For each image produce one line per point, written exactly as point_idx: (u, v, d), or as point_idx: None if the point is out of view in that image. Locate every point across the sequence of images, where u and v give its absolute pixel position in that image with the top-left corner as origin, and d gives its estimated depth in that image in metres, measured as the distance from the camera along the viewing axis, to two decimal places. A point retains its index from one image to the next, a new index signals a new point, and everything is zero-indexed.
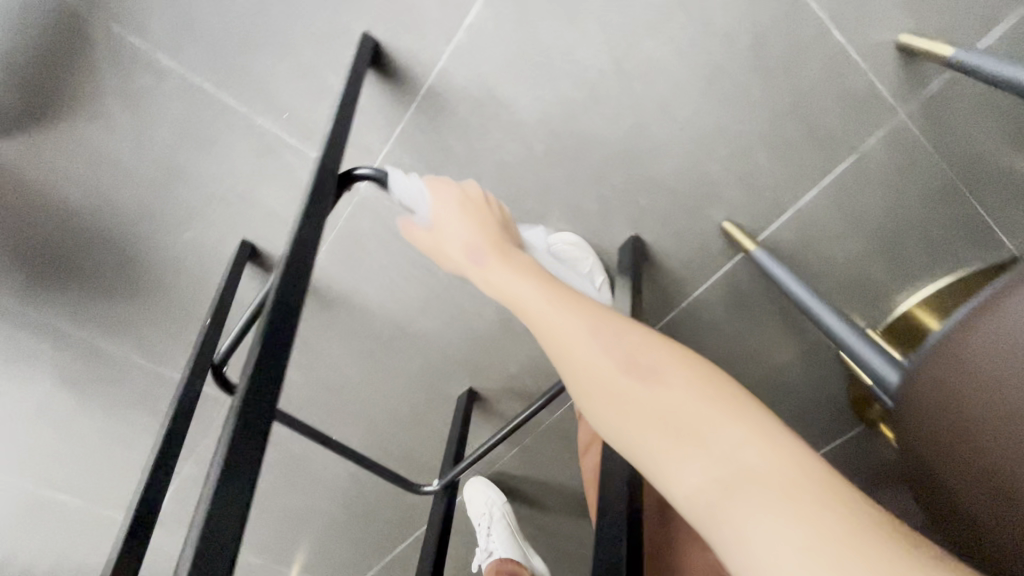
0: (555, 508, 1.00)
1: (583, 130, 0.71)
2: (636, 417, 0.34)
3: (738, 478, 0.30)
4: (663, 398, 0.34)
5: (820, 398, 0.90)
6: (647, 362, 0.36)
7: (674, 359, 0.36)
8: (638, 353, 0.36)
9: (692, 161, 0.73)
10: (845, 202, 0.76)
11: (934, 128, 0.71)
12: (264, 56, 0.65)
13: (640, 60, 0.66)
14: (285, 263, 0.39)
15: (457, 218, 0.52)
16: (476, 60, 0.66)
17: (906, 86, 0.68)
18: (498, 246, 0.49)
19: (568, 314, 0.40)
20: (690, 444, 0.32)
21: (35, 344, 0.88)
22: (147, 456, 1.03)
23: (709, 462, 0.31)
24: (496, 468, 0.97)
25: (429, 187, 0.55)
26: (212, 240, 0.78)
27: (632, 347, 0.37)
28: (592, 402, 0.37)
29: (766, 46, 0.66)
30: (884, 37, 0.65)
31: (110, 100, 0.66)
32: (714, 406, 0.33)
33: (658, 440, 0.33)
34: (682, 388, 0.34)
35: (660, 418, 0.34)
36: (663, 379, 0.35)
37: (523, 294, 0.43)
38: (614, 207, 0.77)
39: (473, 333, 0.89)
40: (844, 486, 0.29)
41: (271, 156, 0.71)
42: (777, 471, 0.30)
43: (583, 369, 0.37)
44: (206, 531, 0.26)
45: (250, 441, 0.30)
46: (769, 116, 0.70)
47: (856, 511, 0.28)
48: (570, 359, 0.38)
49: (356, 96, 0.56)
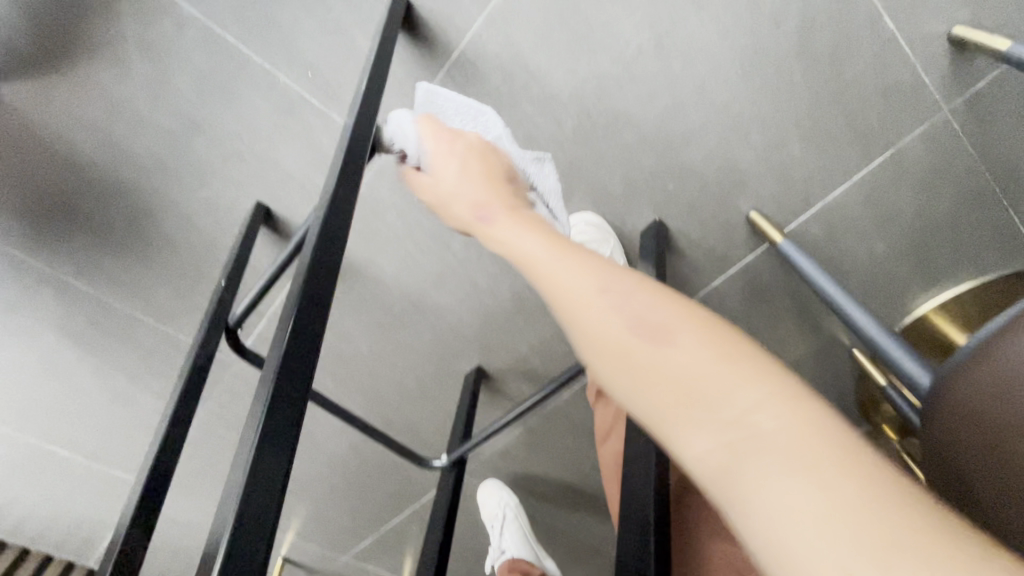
0: (556, 491, 1.00)
1: (615, 108, 0.69)
2: (639, 383, 0.27)
3: (762, 447, 0.24)
4: (667, 354, 0.27)
5: (829, 396, 0.90)
6: (649, 312, 0.29)
7: (682, 313, 0.29)
8: (645, 306, 0.29)
9: (725, 147, 0.71)
10: (877, 198, 0.74)
11: (978, 127, 0.68)
12: (292, 8, 0.62)
13: (681, 38, 0.64)
14: (316, 223, 0.38)
15: (449, 164, 0.44)
16: (511, 27, 0.63)
17: (954, 82, 0.66)
18: (505, 199, 0.41)
19: (564, 262, 0.32)
20: (701, 414, 0.26)
21: (41, 296, 0.86)
22: (150, 414, 1.03)
23: (722, 432, 0.25)
24: (500, 448, 0.96)
25: (423, 126, 0.47)
26: (227, 200, 0.76)
27: (633, 300, 0.29)
28: (582, 355, 0.30)
29: (813, 31, 0.63)
30: (937, 28, 0.63)
31: (131, 46, 0.64)
32: (729, 363, 0.26)
33: (661, 403, 0.27)
34: (697, 351, 0.27)
35: (663, 378, 0.27)
36: (672, 333, 0.28)
37: (525, 246, 0.35)
38: (640, 190, 0.75)
39: (485, 311, 0.88)
40: (886, 465, 0.23)
41: (291, 116, 0.69)
42: (806, 446, 0.23)
43: (573, 319, 0.30)
44: (243, 508, 0.26)
45: (284, 414, 0.29)
46: (809, 105, 0.68)
47: (905, 494, 0.22)
48: (569, 317, 0.30)
49: (388, 56, 0.54)
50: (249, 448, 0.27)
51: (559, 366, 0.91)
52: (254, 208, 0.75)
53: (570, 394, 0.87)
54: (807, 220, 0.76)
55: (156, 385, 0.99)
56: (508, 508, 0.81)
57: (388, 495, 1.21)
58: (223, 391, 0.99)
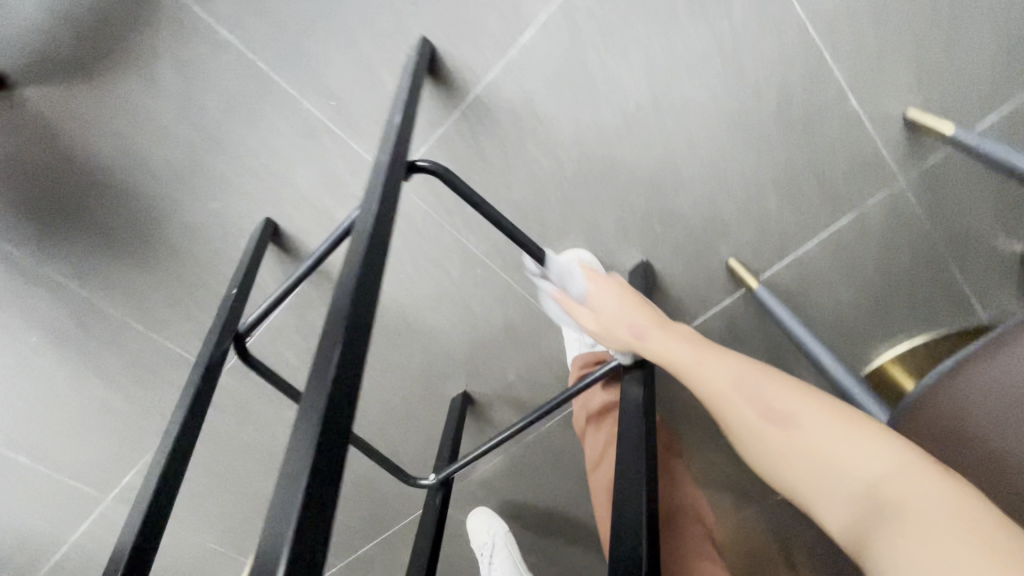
0: (533, 522, 1.01)
1: (613, 156, 0.75)
2: (793, 460, 0.41)
3: (878, 489, 0.38)
4: (800, 432, 0.42)
5: None
6: (783, 404, 0.44)
7: (806, 403, 0.43)
8: (775, 402, 0.44)
9: (710, 198, 0.78)
10: (843, 254, 0.82)
11: (928, 195, 0.78)
12: (324, 42, 0.67)
13: (676, 99, 0.71)
14: (355, 240, 0.42)
15: (612, 299, 0.60)
16: (524, 76, 0.69)
17: (909, 156, 0.75)
18: (652, 316, 0.56)
19: (713, 369, 0.49)
20: (832, 475, 0.40)
21: (29, 296, 0.85)
22: (125, 423, 1.01)
23: (845, 485, 0.39)
24: (480, 475, 0.97)
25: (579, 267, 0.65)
26: (237, 213, 0.79)
27: (772, 399, 0.44)
28: (743, 440, 0.45)
29: (791, 102, 0.71)
30: (896, 109, 0.71)
31: (165, 64, 0.69)
32: (845, 432, 0.41)
33: (800, 468, 0.41)
34: (819, 430, 0.41)
35: (802, 450, 0.41)
36: (801, 419, 0.42)
37: (677, 353, 0.52)
38: (631, 232, 0.81)
39: (477, 336, 0.91)
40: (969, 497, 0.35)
41: (312, 139, 0.73)
42: (903, 481, 0.37)
43: (733, 413, 0.46)
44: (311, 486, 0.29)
45: (336, 408, 0.33)
46: (784, 166, 0.76)
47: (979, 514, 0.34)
48: (725, 409, 0.46)
49: (416, 94, 0.59)
50: (314, 437, 0.31)
51: (544, 394, 0.94)
52: (263, 223, 0.78)
53: (555, 422, 0.90)
54: (781, 270, 0.83)
55: (137, 392, 0.98)
56: (496, 536, 0.83)
57: (360, 520, 1.20)
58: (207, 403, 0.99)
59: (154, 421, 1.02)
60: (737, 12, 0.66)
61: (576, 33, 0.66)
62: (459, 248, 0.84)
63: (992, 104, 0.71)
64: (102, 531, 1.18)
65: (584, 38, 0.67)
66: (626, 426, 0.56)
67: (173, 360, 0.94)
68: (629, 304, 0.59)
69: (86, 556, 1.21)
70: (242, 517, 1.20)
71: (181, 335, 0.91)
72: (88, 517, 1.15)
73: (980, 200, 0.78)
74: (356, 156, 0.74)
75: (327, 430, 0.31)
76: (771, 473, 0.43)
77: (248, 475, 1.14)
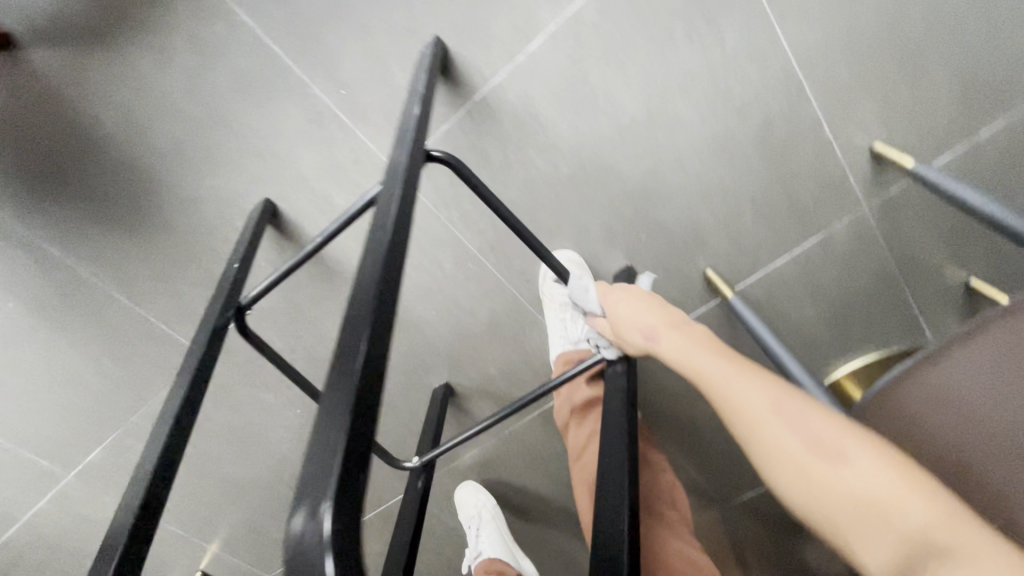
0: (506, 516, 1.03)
1: (606, 165, 0.79)
2: (834, 496, 0.40)
3: (924, 534, 0.37)
4: (844, 469, 0.40)
5: None
6: (828, 440, 0.42)
7: (858, 444, 0.41)
8: (820, 433, 0.42)
9: (693, 211, 0.83)
10: (810, 272, 0.88)
11: (888, 223, 0.85)
12: (339, 33, 0.70)
13: (668, 115, 0.76)
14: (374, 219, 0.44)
15: (635, 305, 0.57)
16: (529, 83, 0.73)
17: (872, 186, 0.82)
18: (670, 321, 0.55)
19: (746, 390, 0.46)
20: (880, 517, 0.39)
21: (9, 262, 0.84)
22: (96, 398, 0.99)
23: (890, 528, 0.38)
24: (457, 465, 0.99)
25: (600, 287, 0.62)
26: (237, 192, 0.80)
27: (814, 427, 0.43)
28: (778, 469, 0.43)
29: (772, 127, 0.77)
30: (863, 142, 0.78)
31: (179, 39, 0.70)
32: (895, 473, 0.39)
33: (839, 506, 0.40)
34: (870, 469, 0.40)
35: (844, 489, 0.40)
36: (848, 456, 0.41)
37: (708, 367, 0.49)
38: (618, 238, 0.85)
39: (463, 329, 0.94)
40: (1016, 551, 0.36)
41: (318, 125, 0.75)
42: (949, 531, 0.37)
43: (769, 441, 0.43)
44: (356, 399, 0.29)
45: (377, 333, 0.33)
46: (762, 187, 0.82)
47: None
48: (758, 433, 0.44)
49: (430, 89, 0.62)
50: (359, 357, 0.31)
51: (524, 389, 0.98)
52: (262, 203, 0.79)
53: (534, 416, 0.93)
54: (753, 283, 0.89)
55: (112, 367, 0.96)
56: (484, 510, 0.90)
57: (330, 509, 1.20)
58: None
59: (126, 398, 1.00)
60: (728, 39, 0.71)
61: (580, 46, 0.71)
62: (453, 242, 0.87)
63: (949, 145, 0.78)
64: (59, 511, 1.14)
65: (587, 51, 0.71)
66: (611, 416, 0.59)
67: (154, 335, 0.93)
68: (657, 310, 0.56)
69: (38, 537, 1.17)
70: (208, 502, 1.18)
71: (166, 311, 0.90)
72: (46, 494, 1.12)
73: (933, 231, 0.86)
74: (361, 144, 0.76)
75: (370, 359, 0.31)
76: (807, 508, 0.42)
77: (219, 459, 1.13)
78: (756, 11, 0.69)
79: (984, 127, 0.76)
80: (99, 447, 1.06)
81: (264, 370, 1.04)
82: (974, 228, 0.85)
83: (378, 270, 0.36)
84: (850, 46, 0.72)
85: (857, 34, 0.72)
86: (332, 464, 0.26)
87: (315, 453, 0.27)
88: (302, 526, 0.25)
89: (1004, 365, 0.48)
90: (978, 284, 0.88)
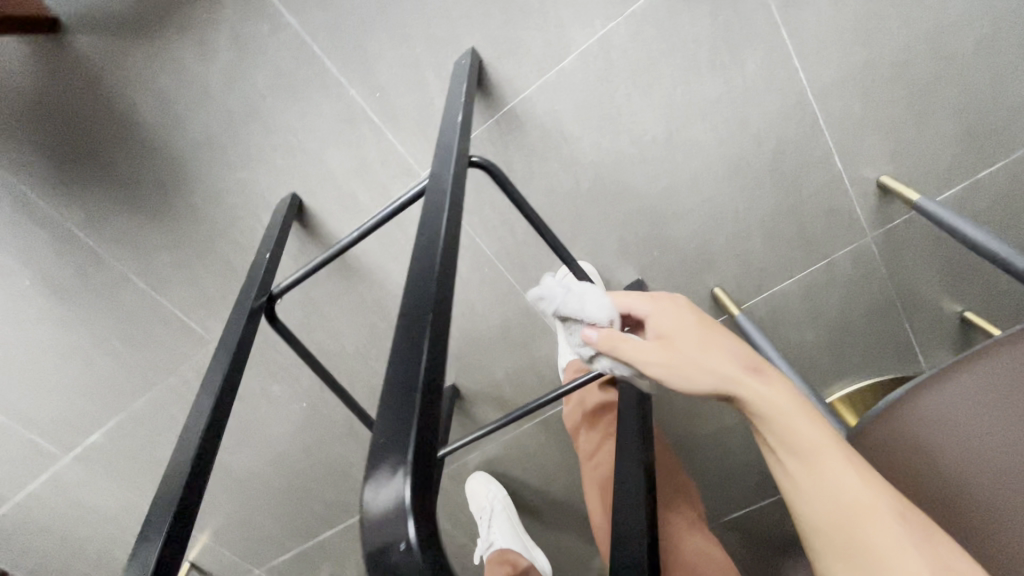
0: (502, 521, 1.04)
1: (624, 181, 0.82)
2: None
3: None
4: None
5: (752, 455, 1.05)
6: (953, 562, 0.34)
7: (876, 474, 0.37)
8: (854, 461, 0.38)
9: (704, 231, 0.86)
10: (813, 296, 0.91)
11: (890, 253, 0.88)
12: (378, 39, 0.72)
13: (688, 137, 0.79)
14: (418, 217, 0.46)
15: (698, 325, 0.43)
16: (557, 98, 0.76)
17: (877, 217, 0.85)
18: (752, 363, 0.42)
19: (872, 483, 0.37)
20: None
21: (32, 239, 0.85)
22: (102, 380, 1.00)
23: None
24: (458, 468, 1.00)
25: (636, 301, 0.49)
26: (263, 185, 0.82)
27: (938, 543, 0.35)
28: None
29: (786, 155, 0.80)
30: (871, 174, 0.82)
31: (222, 33, 0.72)
32: None
33: None
34: None
35: None
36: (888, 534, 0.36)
37: (819, 439, 0.38)
38: (631, 252, 0.88)
39: (473, 333, 0.96)
40: None
41: (350, 125, 0.77)
42: None
43: (889, 551, 0.35)
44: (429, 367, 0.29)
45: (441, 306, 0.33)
46: (772, 212, 0.85)
47: None
48: (873, 536, 0.35)
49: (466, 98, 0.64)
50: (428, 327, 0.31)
51: (529, 395, 0.99)
52: (287, 197, 0.80)
53: (539, 422, 0.95)
54: (758, 304, 0.92)
55: (121, 351, 0.97)
56: (496, 502, 0.92)
57: (327, 505, 1.20)
58: (193, 369, 0.99)
59: (132, 383, 1.00)
60: (750, 69, 0.74)
61: (609, 66, 0.73)
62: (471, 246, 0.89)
63: (952, 183, 0.81)
64: (52, 492, 1.14)
65: (615, 71, 0.74)
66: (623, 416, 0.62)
67: (167, 322, 0.94)
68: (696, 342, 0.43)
69: (30, 516, 1.16)
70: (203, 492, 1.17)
71: (181, 297, 0.92)
72: (41, 475, 1.11)
73: (932, 263, 0.89)
74: (390, 146, 0.79)
75: (438, 331, 0.32)
76: None
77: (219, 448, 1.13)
78: (778, 44, 0.72)
79: (986, 167, 0.80)
80: (100, 430, 1.06)
81: (272, 362, 1.05)
82: (972, 263, 0.89)
83: (434, 264, 0.36)
84: (865, 83, 0.75)
85: (873, 71, 0.74)
86: (409, 429, 0.26)
87: (386, 442, 0.26)
88: (382, 513, 0.24)
89: (999, 389, 0.51)
90: (973, 317, 0.91)
